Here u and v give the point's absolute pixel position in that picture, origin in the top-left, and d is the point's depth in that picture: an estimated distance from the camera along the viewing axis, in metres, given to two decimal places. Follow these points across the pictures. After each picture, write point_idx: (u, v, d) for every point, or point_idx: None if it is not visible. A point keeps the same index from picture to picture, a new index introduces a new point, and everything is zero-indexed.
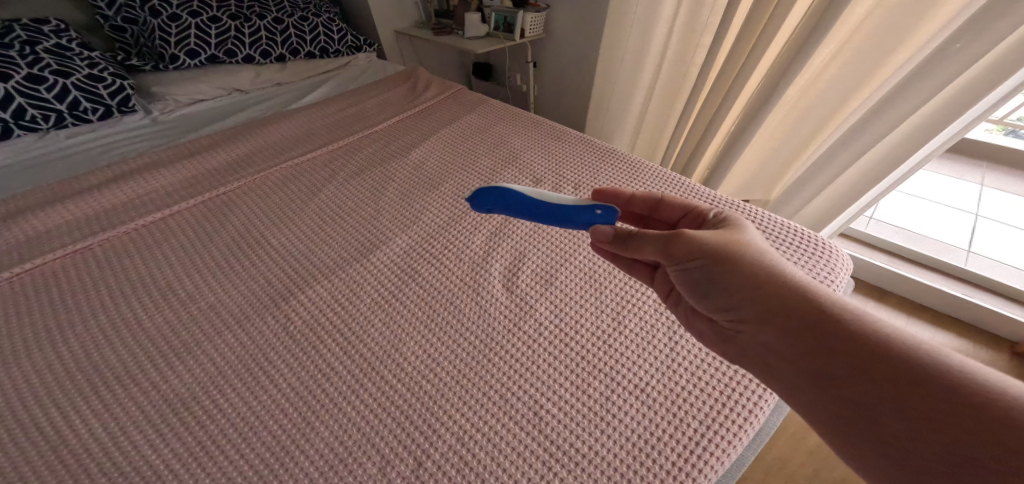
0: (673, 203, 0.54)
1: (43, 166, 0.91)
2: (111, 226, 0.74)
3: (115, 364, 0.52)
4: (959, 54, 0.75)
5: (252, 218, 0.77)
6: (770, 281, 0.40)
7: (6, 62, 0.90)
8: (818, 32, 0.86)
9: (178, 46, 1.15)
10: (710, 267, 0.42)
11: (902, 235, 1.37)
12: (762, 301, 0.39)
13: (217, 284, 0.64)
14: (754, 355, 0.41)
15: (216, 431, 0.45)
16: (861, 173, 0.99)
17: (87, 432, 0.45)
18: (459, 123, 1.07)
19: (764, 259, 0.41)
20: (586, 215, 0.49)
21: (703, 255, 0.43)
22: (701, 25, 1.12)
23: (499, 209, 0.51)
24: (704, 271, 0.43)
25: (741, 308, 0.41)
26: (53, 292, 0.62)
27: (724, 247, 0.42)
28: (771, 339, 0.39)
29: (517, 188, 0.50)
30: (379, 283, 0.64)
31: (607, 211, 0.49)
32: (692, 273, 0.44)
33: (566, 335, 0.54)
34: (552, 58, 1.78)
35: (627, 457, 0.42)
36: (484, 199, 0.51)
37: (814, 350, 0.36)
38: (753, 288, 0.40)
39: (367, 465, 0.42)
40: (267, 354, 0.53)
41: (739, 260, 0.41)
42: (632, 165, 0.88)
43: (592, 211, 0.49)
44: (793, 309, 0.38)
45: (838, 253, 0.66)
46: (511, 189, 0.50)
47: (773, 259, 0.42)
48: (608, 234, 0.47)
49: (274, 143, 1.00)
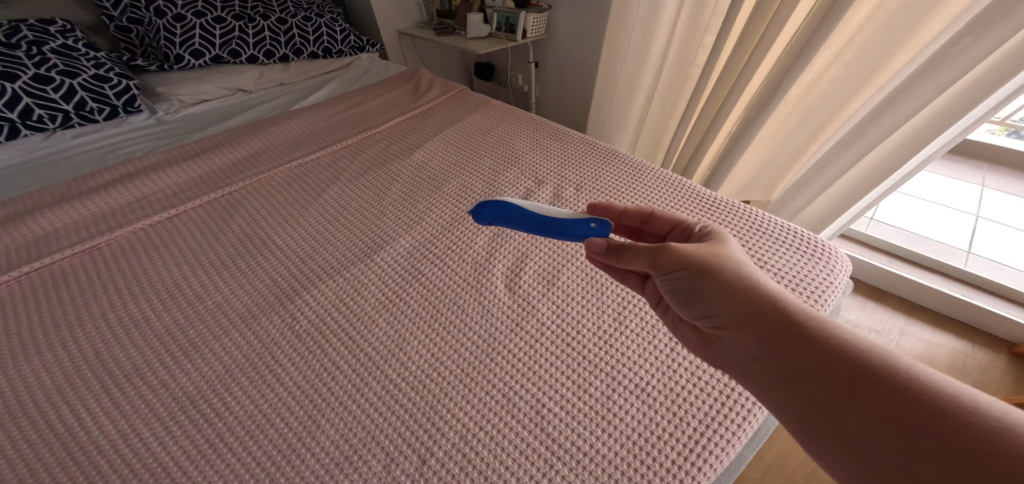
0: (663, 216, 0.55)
1: (50, 166, 0.92)
2: (118, 225, 0.75)
3: (124, 363, 0.53)
4: (961, 57, 0.75)
5: (258, 218, 0.78)
6: (749, 292, 0.41)
7: (14, 63, 0.91)
8: (819, 34, 0.86)
9: (183, 46, 1.16)
10: (694, 279, 0.44)
11: (903, 236, 1.37)
12: (742, 310, 0.41)
13: (224, 284, 0.65)
14: (730, 359, 0.42)
15: (224, 429, 0.46)
16: (861, 175, 0.99)
17: (98, 429, 0.46)
18: (462, 124, 1.08)
19: (746, 272, 0.43)
20: (580, 228, 0.50)
21: (686, 266, 0.44)
22: (703, 26, 1.13)
23: (499, 222, 0.53)
24: (688, 282, 0.44)
25: (720, 314, 0.42)
26: (62, 292, 0.63)
27: (705, 259, 0.44)
28: (750, 347, 0.40)
29: (517, 202, 0.52)
30: (383, 282, 0.64)
31: (601, 225, 0.50)
32: (677, 284, 0.45)
33: (568, 336, 0.55)
34: (554, 59, 1.79)
35: (627, 455, 0.43)
36: (485, 213, 0.52)
37: (802, 356, 0.37)
38: (735, 299, 0.41)
39: (372, 463, 0.42)
40: (273, 354, 0.54)
41: (719, 271, 0.43)
42: (634, 166, 0.89)
43: (586, 225, 0.50)
44: (771, 320, 0.39)
45: (838, 255, 0.66)
46: (510, 203, 0.52)
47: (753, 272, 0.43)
48: (600, 247, 0.48)
49: (279, 144, 1.01)
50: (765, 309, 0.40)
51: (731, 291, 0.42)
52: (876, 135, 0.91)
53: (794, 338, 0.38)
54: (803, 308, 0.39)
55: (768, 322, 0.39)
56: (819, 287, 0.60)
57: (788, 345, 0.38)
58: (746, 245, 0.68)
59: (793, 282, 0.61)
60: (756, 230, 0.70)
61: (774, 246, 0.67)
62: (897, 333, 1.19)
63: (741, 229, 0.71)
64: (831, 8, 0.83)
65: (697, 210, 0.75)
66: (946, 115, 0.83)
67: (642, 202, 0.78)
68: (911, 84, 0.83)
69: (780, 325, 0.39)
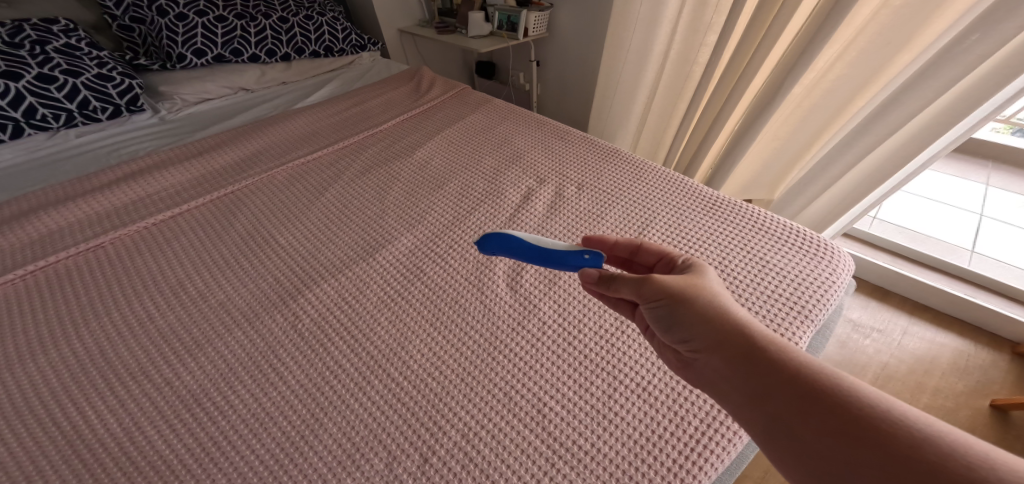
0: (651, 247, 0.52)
1: (54, 165, 0.93)
2: (121, 224, 0.76)
3: (128, 361, 0.54)
4: (966, 55, 0.74)
5: (260, 217, 0.79)
6: (726, 320, 0.40)
7: (17, 62, 0.91)
8: (823, 33, 0.86)
9: (186, 45, 1.16)
10: (673, 307, 0.42)
11: (906, 235, 1.37)
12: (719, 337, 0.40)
13: (226, 283, 0.66)
14: (707, 386, 0.40)
15: (227, 427, 0.46)
16: (865, 173, 0.99)
17: (103, 427, 0.46)
18: (463, 123, 1.08)
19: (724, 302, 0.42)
20: (574, 259, 0.48)
21: (665, 294, 0.43)
22: (706, 25, 1.12)
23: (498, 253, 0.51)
24: (667, 310, 0.43)
25: (696, 340, 0.41)
26: (67, 290, 0.63)
27: (683, 287, 0.43)
28: (727, 374, 0.38)
29: (516, 232, 0.50)
30: (384, 281, 0.65)
31: (595, 256, 0.48)
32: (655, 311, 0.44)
33: (569, 335, 0.55)
34: (555, 57, 1.79)
35: (628, 454, 0.43)
36: (483, 243, 0.50)
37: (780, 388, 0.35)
38: (711, 326, 0.40)
39: (374, 460, 0.43)
40: (276, 352, 0.54)
41: (697, 299, 0.42)
42: (636, 165, 0.88)
43: (580, 256, 0.48)
44: (743, 346, 0.39)
45: (840, 254, 0.66)
46: (511, 234, 0.50)
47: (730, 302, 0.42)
48: (593, 277, 0.46)
49: (280, 143, 1.01)
50: (741, 338, 0.39)
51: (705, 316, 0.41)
52: (879, 134, 0.91)
53: (766, 366, 0.37)
54: (780, 341, 0.38)
55: (742, 348, 0.38)
56: (822, 287, 0.60)
57: (761, 373, 0.37)
58: (748, 244, 0.67)
59: (795, 282, 0.61)
60: (758, 229, 0.70)
61: (776, 246, 0.67)
62: (900, 332, 1.18)
63: (743, 228, 0.71)
64: (835, 7, 0.83)
65: (698, 209, 0.75)
66: (950, 114, 0.82)
67: (644, 202, 0.78)
68: (915, 83, 0.82)
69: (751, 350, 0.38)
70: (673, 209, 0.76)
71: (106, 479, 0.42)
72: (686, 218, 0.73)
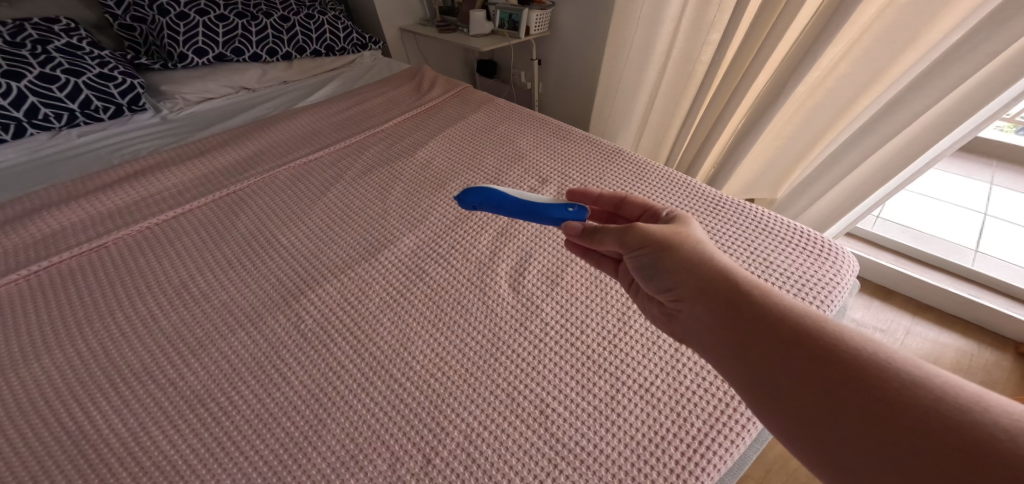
0: (636, 202, 0.54)
1: (56, 165, 0.93)
2: (124, 224, 0.76)
3: (132, 362, 0.54)
4: (973, 53, 0.74)
5: (262, 217, 0.79)
6: (708, 266, 0.41)
7: (19, 62, 0.91)
8: (828, 31, 0.85)
9: (187, 44, 1.16)
10: (657, 255, 0.44)
11: (909, 234, 1.37)
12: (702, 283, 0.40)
13: (229, 283, 0.66)
14: (689, 332, 0.41)
15: (231, 428, 0.46)
16: (869, 172, 0.98)
17: (107, 428, 0.46)
18: (465, 122, 1.07)
19: (706, 249, 0.43)
20: (558, 211, 0.50)
21: (649, 243, 0.44)
22: (708, 23, 1.12)
23: (482, 207, 0.52)
24: (651, 258, 0.44)
25: (678, 285, 0.42)
26: (71, 290, 0.64)
27: (666, 236, 0.44)
28: (706, 317, 0.39)
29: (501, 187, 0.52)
30: (386, 282, 0.65)
31: (579, 209, 0.50)
32: (640, 260, 0.45)
33: (572, 335, 0.55)
34: (557, 56, 1.78)
35: (631, 455, 0.43)
36: (469, 197, 0.51)
37: (768, 335, 0.36)
38: (693, 271, 0.41)
39: (378, 461, 0.43)
40: (279, 353, 0.54)
41: (680, 247, 0.43)
42: (638, 165, 0.88)
43: (563, 208, 0.50)
44: (726, 292, 0.39)
45: (845, 255, 0.66)
46: (494, 189, 0.51)
47: (712, 251, 0.43)
48: (577, 229, 0.48)
49: (282, 142, 1.01)
50: (722, 283, 0.40)
51: (688, 264, 0.42)
52: (884, 134, 0.90)
53: (747, 311, 0.37)
54: (763, 285, 0.39)
55: (725, 297, 0.39)
56: (826, 287, 0.60)
57: (742, 317, 0.37)
58: (751, 244, 0.67)
59: (799, 282, 0.60)
60: (761, 229, 0.70)
61: (779, 246, 0.66)
62: (903, 332, 1.18)
63: (746, 228, 0.70)
64: (840, 5, 0.82)
65: (701, 209, 0.75)
66: (956, 113, 0.82)
67: None
68: (921, 82, 0.82)
69: (730, 293, 0.39)
70: (677, 209, 0.75)
71: (112, 480, 0.42)
72: (689, 218, 0.73)
